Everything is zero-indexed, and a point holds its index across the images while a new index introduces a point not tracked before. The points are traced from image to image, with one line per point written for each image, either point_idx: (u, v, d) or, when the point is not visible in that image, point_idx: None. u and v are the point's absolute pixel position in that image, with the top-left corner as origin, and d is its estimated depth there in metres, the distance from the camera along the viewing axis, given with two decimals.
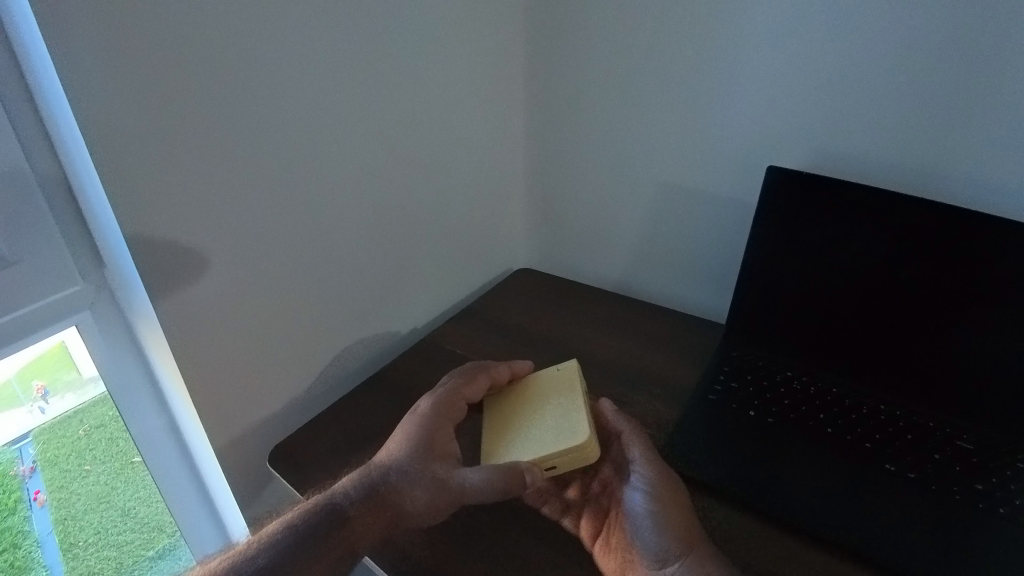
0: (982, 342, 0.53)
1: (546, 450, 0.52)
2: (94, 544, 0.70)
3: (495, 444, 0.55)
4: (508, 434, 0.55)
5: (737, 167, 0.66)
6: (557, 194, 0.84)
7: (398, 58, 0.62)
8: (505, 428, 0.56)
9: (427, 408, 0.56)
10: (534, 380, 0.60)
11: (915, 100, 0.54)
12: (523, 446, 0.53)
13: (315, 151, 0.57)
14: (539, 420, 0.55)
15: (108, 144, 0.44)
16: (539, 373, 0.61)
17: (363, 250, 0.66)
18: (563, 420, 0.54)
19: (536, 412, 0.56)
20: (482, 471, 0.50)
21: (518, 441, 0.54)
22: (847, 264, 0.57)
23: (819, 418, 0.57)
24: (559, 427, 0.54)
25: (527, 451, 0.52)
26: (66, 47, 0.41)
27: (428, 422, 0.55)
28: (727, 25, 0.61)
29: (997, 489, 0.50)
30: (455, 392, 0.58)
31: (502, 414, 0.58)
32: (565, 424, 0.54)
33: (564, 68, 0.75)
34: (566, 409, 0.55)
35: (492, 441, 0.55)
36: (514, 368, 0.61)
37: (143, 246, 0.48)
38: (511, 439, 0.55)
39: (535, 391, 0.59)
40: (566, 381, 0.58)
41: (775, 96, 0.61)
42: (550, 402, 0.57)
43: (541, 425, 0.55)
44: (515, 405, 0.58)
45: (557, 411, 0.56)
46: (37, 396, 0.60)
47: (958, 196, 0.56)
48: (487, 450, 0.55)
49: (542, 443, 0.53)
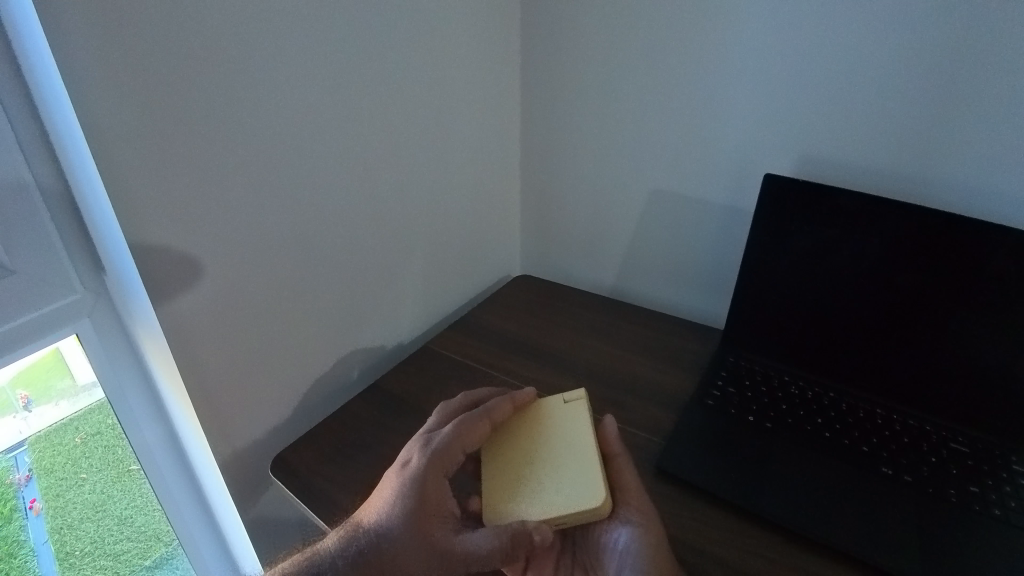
0: (976, 346, 0.54)
1: (559, 506, 0.49)
2: (89, 553, 0.69)
3: (499, 492, 0.52)
4: (514, 480, 0.52)
5: (733, 175, 0.67)
6: (553, 201, 0.84)
7: (397, 65, 0.63)
8: (509, 472, 0.53)
9: (421, 460, 0.50)
10: (540, 417, 0.58)
11: (904, 108, 0.56)
12: (531, 498, 0.50)
13: (314, 159, 0.58)
14: (548, 468, 0.52)
15: (112, 150, 0.44)
16: (546, 409, 0.58)
17: (361, 258, 0.67)
18: (574, 470, 0.52)
19: (544, 457, 0.53)
20: (487, 537, 0.47)
21: (526, 490, 0.51)
22: (844, 270, 0.58)
23: (816, 423, 0.58)
24: (570, 479, 0.51)
25: (536, 506, 0.49)
26: (73, 52, 0.41)
27: (425, 477, 0.49)
28: (724, 33, 0.62)
29: (989, 491, 0.51)
30: (454, 440, 0.52)
31: (505, 454, 0.55)
32: (576, 476, 0.51)
33: (558, 75, 0.76)
34: (576, 458, 0.53)
35: (495, 489, 0.52)
36: (518, 399, 0.58)
37: (144, 252, 0.49)
38: (516, 487, 0.52)
39: (543, 430, 0.56)
40: (577, 424, 0.55)
41: (767, 104, 0.62)
42: (559, 446, 0.54)
43: (550, 475, 0.52)
44: (519, 444, 0.55)
45: (568, 458, 0.53)
46: (19, 407, 0.59)
47: (949, 203, 0.57)
48: (489, 499, 0.51)
49: (552, 497, 0.50)
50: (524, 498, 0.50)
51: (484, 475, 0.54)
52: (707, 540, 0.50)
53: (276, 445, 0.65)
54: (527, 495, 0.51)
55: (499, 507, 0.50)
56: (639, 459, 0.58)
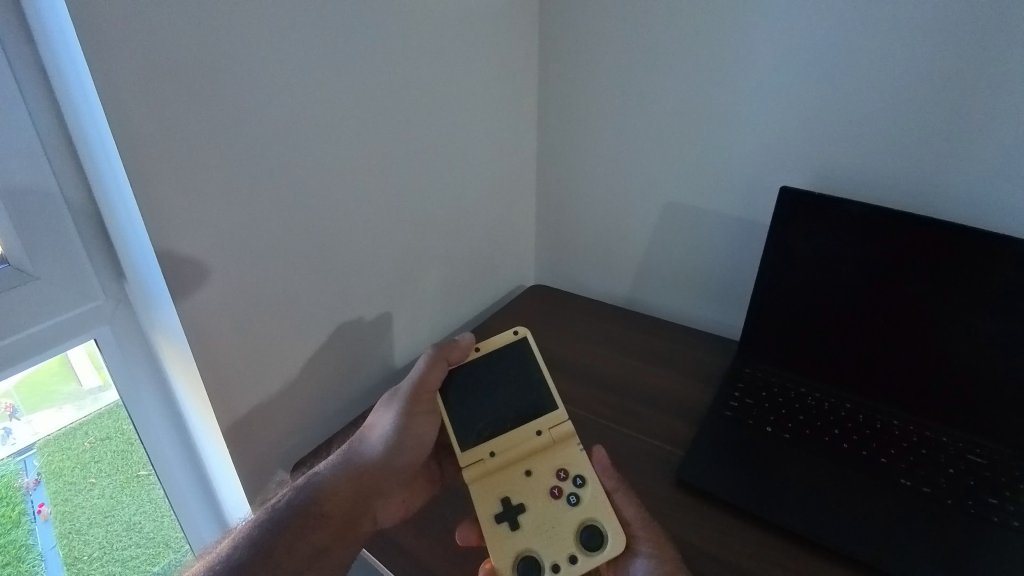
0: (983, 357, 0.54)
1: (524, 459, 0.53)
2: (98, 560, 0.68)
3: (485, 492, 0.51)
4: (492, 452, 0.53)
5: (748, 187, 0.67)
6: (567, 211, 0.85)
7: (416, 72, 0.63)
8: (494, 472, 0.52)
9: None
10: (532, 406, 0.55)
11: (917, 122, 0.56)
12: (530, 529, 0.50)
13: (334, 165, 0.58)
14: (544, 507, 0.51)
15: (141, 156, 0.45)
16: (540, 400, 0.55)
17: (379, 264, 0.67)
18: (574, 507, 0.51)
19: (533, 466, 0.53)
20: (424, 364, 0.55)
21: (513, 494, 0.52)
22: (857, 283, 0.59)
23: (833, 434, 0.58)
24: (560, 485, 0.52)
25: (540, 542, 0.49)
26: (104, 55, 0.41)
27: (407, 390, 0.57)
28: (740, 48, 0.62)
29: (1008, 503, 0.51)
30: None
31: (483, 442, 0.53)
32: (566, 482, 0.52)
33: (572, 85, 0.76)
34: (570, 494, 0.51)
35: (481, 484, 0.52)
36: None
37: (168, 257, 0.49)
38: (505, 493, 0.52)
39: (528, 396, 0.55)
40: (556, 394, 0.55)
41: (782, 118, 0.63)
42: (534, 430, 0.54)
43: (534, 471, 0.52)
44: (499, 403, 0.55)
45: (543, 431, 0.54)
46: (7, 416, 0.56)
47: (961, 215, 0.57)
48: (480, 513, 0.50)
49: (522, 455, 0.53)
50: (515, 511, 0.50)
51: (453, 421, 0.54)
52: (726, 550, 0.50)
53: (292, 451, 0.65)
54: (515, 501, 0.51)
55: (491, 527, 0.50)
56: (659, 468, 0.58)
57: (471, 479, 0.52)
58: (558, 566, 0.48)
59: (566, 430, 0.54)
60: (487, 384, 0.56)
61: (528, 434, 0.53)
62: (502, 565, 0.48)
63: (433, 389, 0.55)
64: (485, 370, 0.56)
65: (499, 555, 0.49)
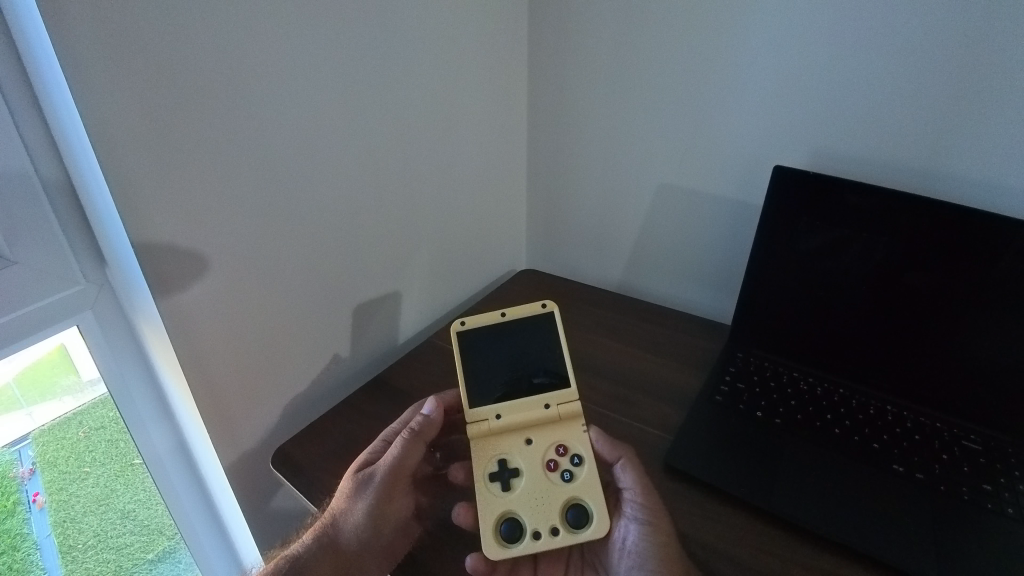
0: (987, 345, 0.53)
1: (523, 426, 0.52)
2: (93, 547, 0.70)
3: (483, 451, 0.51)
4: (499, 415, 0.52)
5: (740, 169, 0.66)
6: (559, 195, 0.84)
7: (403, 57, 0.62)
8: (496, 433, 0.52)
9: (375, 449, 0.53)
10: (530, 384, 0.54)
11: (914, 103, 0.55)
12: (521, 493, 0.50)
13: (320, 153, 0.58)
14: (538, 477, 0.50)
15: (115, 147, 0.44)
16: (541, 369, 0.55)
17: (369, 251, 0.66)
18: (568, 482, 0.50)
19: (530, 435, 0.52)
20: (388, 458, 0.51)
21: (511, 457, 0.51)
22: (855, 266, 0.57)
23: (826, 420, 0.57)
24: (557, 460, 0.51)
25: (528, 508, 0.49)
26: (74, 48, 0.40)
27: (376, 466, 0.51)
28: (735, 26, 0.60)
29: (1003, 490, 0.50)
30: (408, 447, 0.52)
31: (493, 404, 0.53)
32: (564, 458, 0.51)
33: (562, 67, 0.75)
34: (566, 470, 0.50)
35: (482, 441, 0.52)
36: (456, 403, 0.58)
37: (145, 245, 0.48)
38: (503, 455, 0.51)
39: (535, 369, 0.55)
40: (569, 370, 0.54)
41: (776, 97, 0.61)
42: (543, 403, 0.53)
43: (534, 440, 0.52)
44: (509, 368, 0.55)
45: (551, 405, 0.53)
46: (16, 406, 0.58)
47: (961, 196, 0.56)
48: (476, 469, 0.51)
49: (521, 422, 0.52)
50: (510, 473, 0.50)
51: (466, 372, 0.54)
52: (719, 541, 0.49)
53: (281, 439, 0.65)
54: (512, 463, 0.51)
55: (483, 483, 0.50)
56: (647, 455, 0.58)
57: (472, 435, 0.52)
58: (539, 535, 0.48)
59: (575, 408, 0.53)
60: (497, 353, 0.55)
61: (536, 406, 0.53)
62: (486, 522, 0.48)
63: (407, 468, 0.51)
64: (501, 337, 0.56)
65: (484, 511, 0.49)
